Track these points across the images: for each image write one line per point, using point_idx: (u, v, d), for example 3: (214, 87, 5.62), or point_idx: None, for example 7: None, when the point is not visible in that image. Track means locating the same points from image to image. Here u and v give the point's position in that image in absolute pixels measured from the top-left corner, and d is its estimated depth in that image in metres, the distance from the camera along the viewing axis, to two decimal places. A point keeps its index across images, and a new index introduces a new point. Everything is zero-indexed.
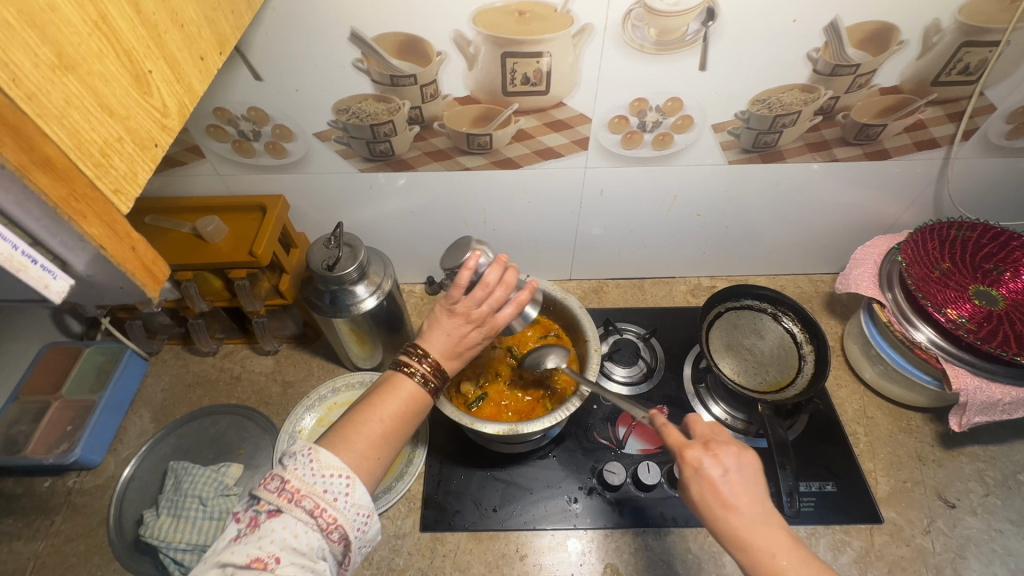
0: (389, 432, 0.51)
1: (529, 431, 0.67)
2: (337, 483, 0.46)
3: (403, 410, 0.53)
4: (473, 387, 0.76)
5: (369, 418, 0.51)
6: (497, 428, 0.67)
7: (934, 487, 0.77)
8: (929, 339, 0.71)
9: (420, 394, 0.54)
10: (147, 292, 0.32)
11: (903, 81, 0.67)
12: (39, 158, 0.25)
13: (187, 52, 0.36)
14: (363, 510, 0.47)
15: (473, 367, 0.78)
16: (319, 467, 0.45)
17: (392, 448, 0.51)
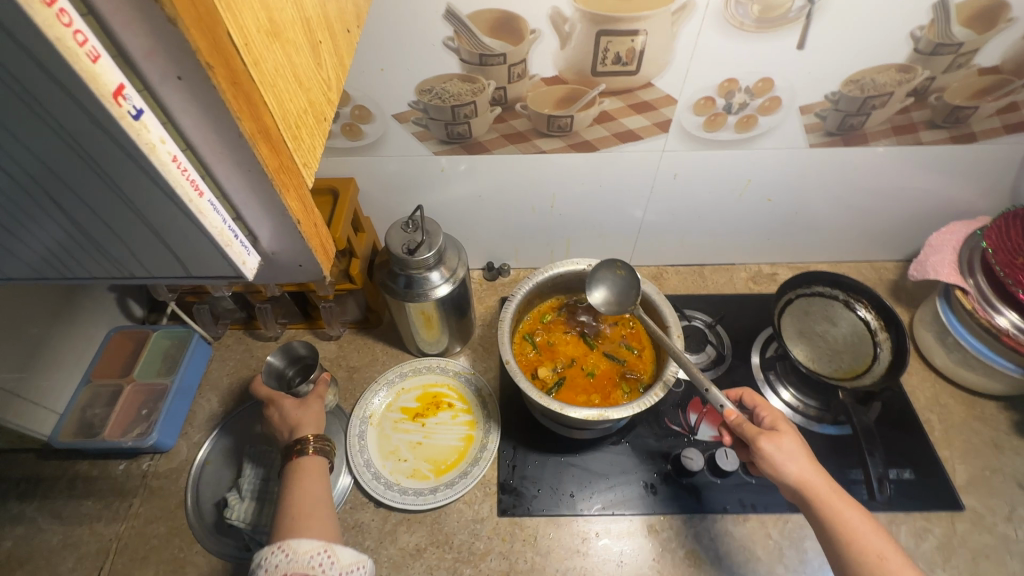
0: (312, 498, 0.63)
1: (618, 417, 0.66)
2: (279, 555, 0.56)
3: (316, 474, 0.66)
4: (550, 371, 0.77)
5: (299, 500, 0.63)
6: (586, 413, 0.66)
7: (1013, 475, 0.76)
8: (1013, 324, 0.71)
9: (318, 460, 0.68)
10: (321, 270, 0.31)
11: (1004, 60, 0.65)
12: (263, 127, 0.23)
13: (341, 24, 0.35)
14: (315, 550, 0.57)
15: (547, 348, 0.80)
16: (267, 560, 0.56)
17: (325, 502, 0.64)
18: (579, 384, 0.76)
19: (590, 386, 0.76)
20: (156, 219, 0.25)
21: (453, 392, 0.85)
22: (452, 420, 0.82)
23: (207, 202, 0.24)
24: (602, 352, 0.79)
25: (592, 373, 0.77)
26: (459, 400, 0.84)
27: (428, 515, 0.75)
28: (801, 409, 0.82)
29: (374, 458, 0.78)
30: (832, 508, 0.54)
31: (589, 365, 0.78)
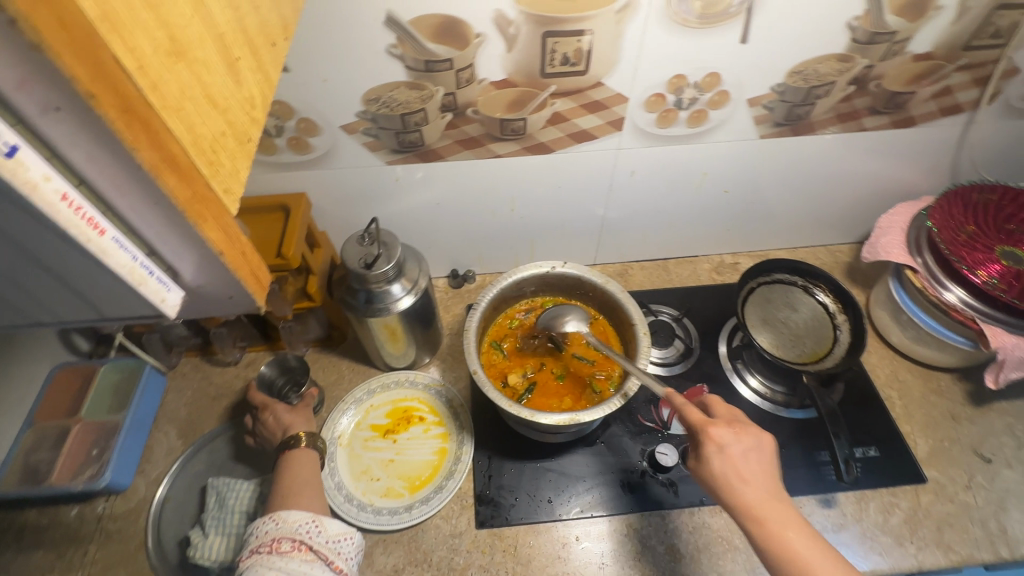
0: (305, 480, 0.64)
1: (590, 419, 0.65)
2: (269, 524, 0.58)
3: (308, 463, 0.67)
4: (520, 377, 0.76)
5: (293, 483, 0.63)
6: (557, 418, 0.65)
7: (970, 443, 0.79)
8: (960, 299, 0.73)
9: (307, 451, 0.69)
10: (255, 300, 0.29)
11: (936, 46, 0.67)
12: (169, 156, 0.22)
13: (262, 36, 0.33)
14: (304, 518, 0.59)
15: (516, 355, 0.79)
16: (259, 529, 0.58)
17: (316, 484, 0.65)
18: (549, 389, 0.76)
19: (560, 389, 0.76)
20: (55, 261, 0.23)
21: (423, 405, 0.83)
22: (424, 434, 0.80)
23: (110, 240, 0.22)
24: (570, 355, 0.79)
25: (560, 377, 0.77)
26: (430, 413, 0.82)
27: (404, 534, 0.73)
28: (769, 395, 0.83)
29: (345, 480, 0.75)
30: (791, 555, 0.49)
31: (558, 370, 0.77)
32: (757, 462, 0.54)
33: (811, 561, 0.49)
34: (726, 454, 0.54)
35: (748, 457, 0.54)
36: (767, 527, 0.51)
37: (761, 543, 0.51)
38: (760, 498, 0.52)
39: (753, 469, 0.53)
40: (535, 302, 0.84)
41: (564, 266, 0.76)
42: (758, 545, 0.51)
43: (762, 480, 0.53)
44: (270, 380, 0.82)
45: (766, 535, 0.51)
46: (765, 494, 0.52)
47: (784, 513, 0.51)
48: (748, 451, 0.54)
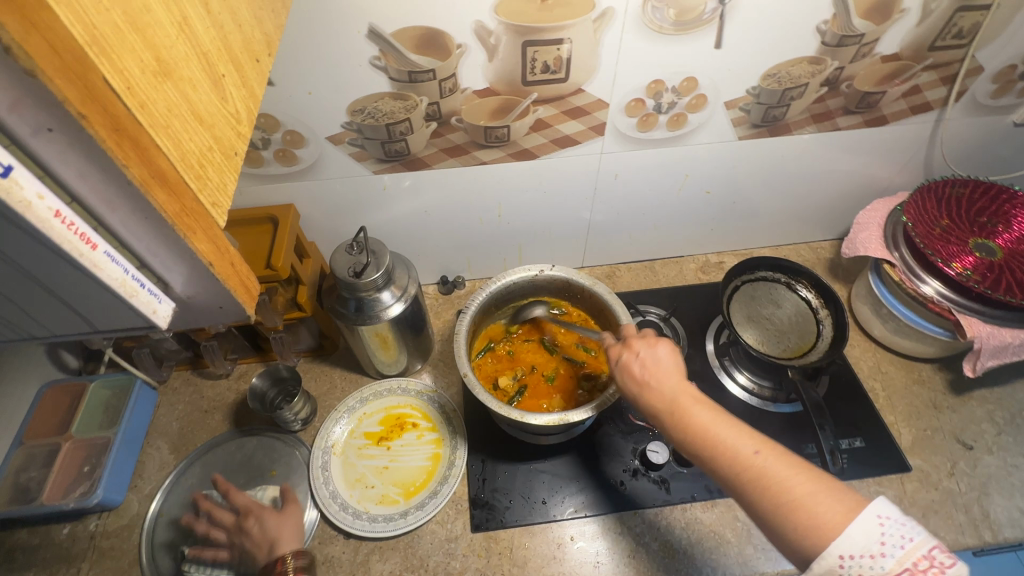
0: None
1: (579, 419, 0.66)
2: None
3: None
4: (510, 379, 0.77)
5: None
6: (547, 419, 0.65)
7: (952, 431, 0.81)
8: (937, 291, 0.75)
9: None
10: (245, 309, 0.30)
11: (903, 47, 0.70)
12: (158, 171, 0.23)
13: (246, 54, 0.34)
14: None
15: (505, 357, 0.81)
16: None
17: None
18: (541, 392, 0.77)
19: (552, 391, 0.77)
20: (46, 276, 0.24)
21: (416, 411, 0.84)
22: (417, 440, 0.81)
23: (103, 254, 0.23)
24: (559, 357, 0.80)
25: (551, 379, 0.78)
26: (424, 419, 0.83)
27: (400, 540, 0.73)
28: (756, 391, 0.85)
29: (340, 488, 0.76)
30: (698, 433, 0.48)
31: (548, 372, 0.79)
32: (653, 359, 0.55)
33: (711, 431, 0.48)
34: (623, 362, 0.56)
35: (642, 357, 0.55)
36: (672, 413, 0.51)
37: (670, 432, 0.51)
38: (659, 390, 0.52)
39: (653, 370, 0.54)
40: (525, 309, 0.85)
41: (553, 268, 0.77)
42: (668, 434, 0.51)
43: (660, 376, 0.53)
44: (262, 392, 0.81)
45: (671, 421, 0.50)
46: (661, 385, 0.52)
47: (682, 394, 0.51)
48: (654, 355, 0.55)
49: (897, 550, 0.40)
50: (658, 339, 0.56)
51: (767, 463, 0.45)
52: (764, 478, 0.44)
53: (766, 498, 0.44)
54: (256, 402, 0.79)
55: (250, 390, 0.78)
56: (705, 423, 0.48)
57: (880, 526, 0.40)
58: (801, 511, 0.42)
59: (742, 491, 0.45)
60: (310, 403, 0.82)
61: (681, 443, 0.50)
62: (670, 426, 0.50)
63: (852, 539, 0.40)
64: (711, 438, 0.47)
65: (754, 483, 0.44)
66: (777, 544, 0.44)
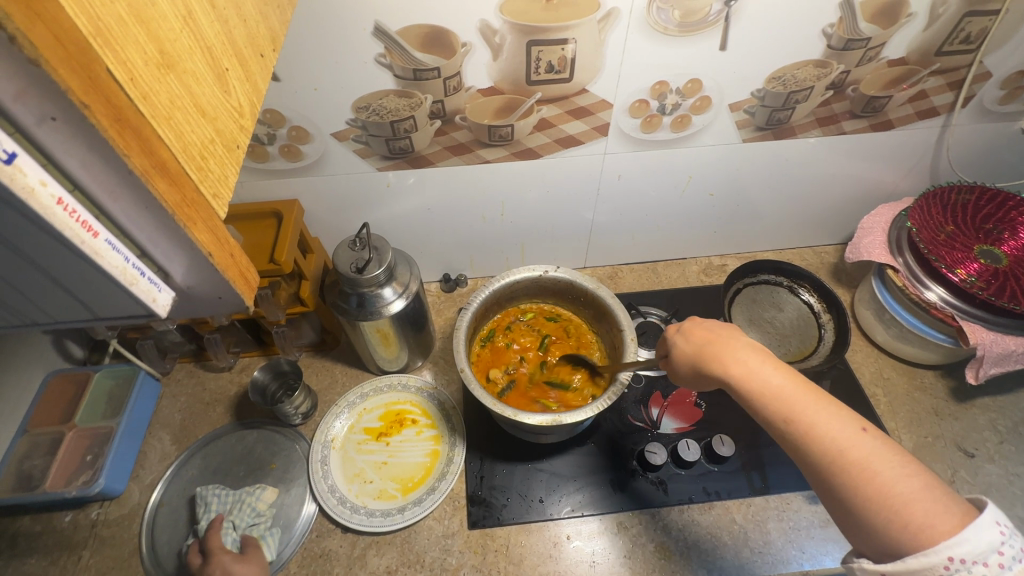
0: None
1: (572, 420, 0.66)
2: None
3: None
4: (501, 374, 0.79)
5: None
6: (542, 419, 0.65)
7: (954, 439, 0.80)
8: (941, 297, 0.75)
9: None
10: (243, 300, 0.30)
11: (910, 52, 0.70)
12: (158, 161, 0.23)
13: (250, 48, 0.34)
14: None
15: (506, 351, 0.81)
16: None
17: None
18: (523, 393, 0.77)
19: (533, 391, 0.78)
20: (48, 263, 0.24)
21: (416, 408, 0.84)
22: (416, 436, 0.81)
23: (104, 242, 0.23)
24: (554, 364, 0.80)
25: (537, 384, 0.78)
26: (423, 415, 0.83)
27: (397, 535, 0.73)
28: None
29: (338, 483, 0.76)
30: (790, 410, 0.46)
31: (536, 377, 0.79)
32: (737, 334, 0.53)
33: (807, 410, 0.45)
34: (688, 330, 0.57)
35: (722, 328, 0.54)
36: (757, 385, 0.48)
37: (754, 405, 0.48)
38: (745, 361, 0.50)
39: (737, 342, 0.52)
40: (552, 312, 0.85)
41: (556, 270, 0.77)
42: (752, 407, 0.49)
43: (743, 346, 0.51)
44: (264, 385, 0.81)
45: (757, 392, 0.48)
46: (747, 356, 0.50)
47: (772, 368, 0.49)
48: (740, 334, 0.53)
49: (1015, 563, 0.36)
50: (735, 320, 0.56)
51: (871, 450, 0.42)
52: (867, 465, 0.41)
53: (863, 488, 0.40)
54: (257, 395, 0.80)
55: (251, 384, 0.79)
56: (800, 400, 0.46)
57: (1000, 535, 0.37)
58: (909, 508, 0.39)
59: (832, 477, 0.42)
60: (311, 399, 0.83)
61: (767, 418, 0.47)
62: (756, 399, 0.48)
63: (968, 544, 0.36)
64: (806, 417, 0.44)
65: (854, 470, 0.41)
66: (865, 540, 0.41)
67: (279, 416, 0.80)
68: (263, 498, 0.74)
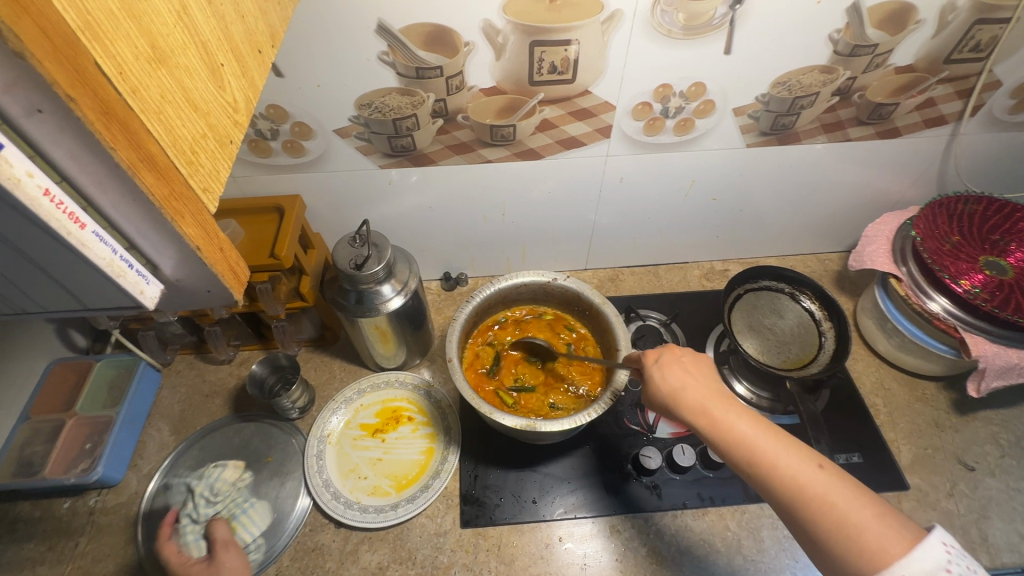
0: None
1: (546, 429, 0.66)
2: None
3: None
4: (491, 354, 0.81)
5: None
6: (514, 421, 0.66)
7: (954, 452, 0.79)
8: (944, 308, 0.74)
9: None
10: (232, 295, 0.31)
11: (918, 59, 0.69)
12: (146, 156, 0.23)
13: (247, 44, 0.34)
14: None
15: (510, 338, 0.83)
16: None
17: None
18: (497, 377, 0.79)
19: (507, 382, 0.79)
20: (38, 254, 0.25)
21: (412, 405, 0.84)
22: (412, 433, 0.81)
23: (91, 234, 0.24)
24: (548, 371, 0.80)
25: (516, 376, 0.80)
26: (419, 413, 0.83)
27: (390, 532, 0.74)
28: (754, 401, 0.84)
29: (333, 478, 0.76)
30: (752, 446, 0.47)
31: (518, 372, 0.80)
32: (696, 367, 0.55)
33: (766, 445, 0.47)
34: (664, 365, 0.55)
35: (688, 365, 0.54)
36: (723, 425, 0.49)
37: (719, 446, 0.49)
38: (710, 402, 0.51)
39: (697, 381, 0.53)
40: (578, 325, 0.83)
41: (565, 279, 0.77)
42: (717, 448, 0.50)
43: (707, 386, 0.52)
44: (262, 379, 0.82)
45: (722, 435, 0.49)
46: (712, 396, 0.51)
47: (735, 407, 0.50)
48: (697, 370, 0.54)
49: None
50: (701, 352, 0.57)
51: (828, 482, 0.44)
52: (825, 500, 0.43)
53: (826, 523, 0.42)
54: (255, 389, 0.81)
55: (250, 377, 0.79)
56: (758, 437, 0.48)
57: (946, 553, 0.39)
58: (863, 534, 0.41)
59: (794, 508, 0.44)
60: (309, 394, 0.84)
61: (731, 458, 0.49)
62: (720, 440, 0.49)
63: (918, 564, 0.38)
64: (766, 454, 0.47)
65: (814, 506, 0.43)
66: (831, 572, 0.42)
67: (276, 409, 0.81)
68: (224, 477, 0.75)
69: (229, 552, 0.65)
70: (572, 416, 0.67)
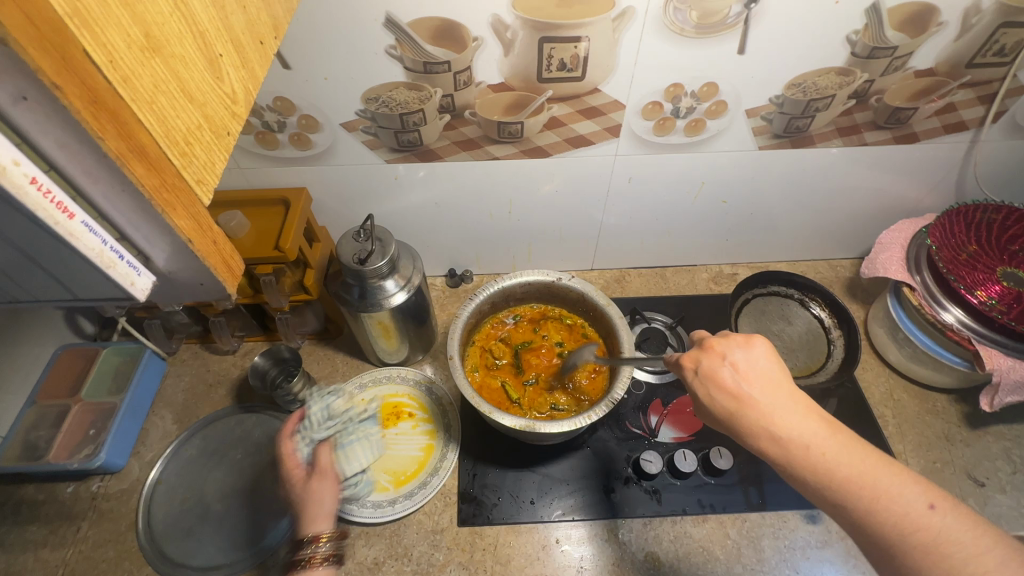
0: None
1: (547, 430, 0.65)
2: None
3: None
4: (500, 347, 0.81)
5: None
6: (514, 421, 0.65)
7: (964, 466, 0.78)
8: (958, 319, 0.72)
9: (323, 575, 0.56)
10: (226, 288, 0.30)
11: (939, 63, 0.67)
12: (136, 146, 0.23)
13: (249, 35, 0.34)
14: None
15: (519, 334, 0.83)
16: None
17: None
18: (501, 372, 0.80)
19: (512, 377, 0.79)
20: (27, 244, 0.25)
21: (413, 401, 0.84)
22: (411, 430, 0.81)
23: (80, 224, 0.23)
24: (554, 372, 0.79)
25: (519, 370, 0.80)
26: (419, 410, 0.83)
27: (387, 527, 0.74)
28: None
29: None
30: (846, 481, 0.40)
31: (524, 368, 0.79)
32: (755, 372, 0.44)
33: (864, 476, 0.40)
34: (707, 376, 0.46)
35: (740, 373, 0.44)
36: (810, 458, 0.41)
37: (799, 476, 0.42)
38: (782, 425, 0.42)
39: (764, 391, 0.43)
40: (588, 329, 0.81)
41: (570, 279, 0.76)
42: (794, 476, 0.42)
43: (778, 400, 0.43)
44: (264, 371, 0.82)
45: (808, 466, 0.41)
46: (784, 412, 0.42)
47: (816, 426, 0.42)
48: (761, 376, 0.44)
49: None
50: (749, 344, 0.46)
51: (943, 521, 0.38)
52: (940, 546, 0.37)
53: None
54: (256, 380, 0.81)
55: (251, 369, 0.80)
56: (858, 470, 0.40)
57: None
58: None
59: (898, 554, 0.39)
60: (311, 387, 0.84)
61: (817, 491, 0.41)
62: (804, 471, 0.41)
63: None
64: (871, 491, 0.39)
65: (928, 553, 0.37)
66: None
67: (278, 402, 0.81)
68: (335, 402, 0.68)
69: (323, 487, 0.60)
70: (573, 417, 0.66)
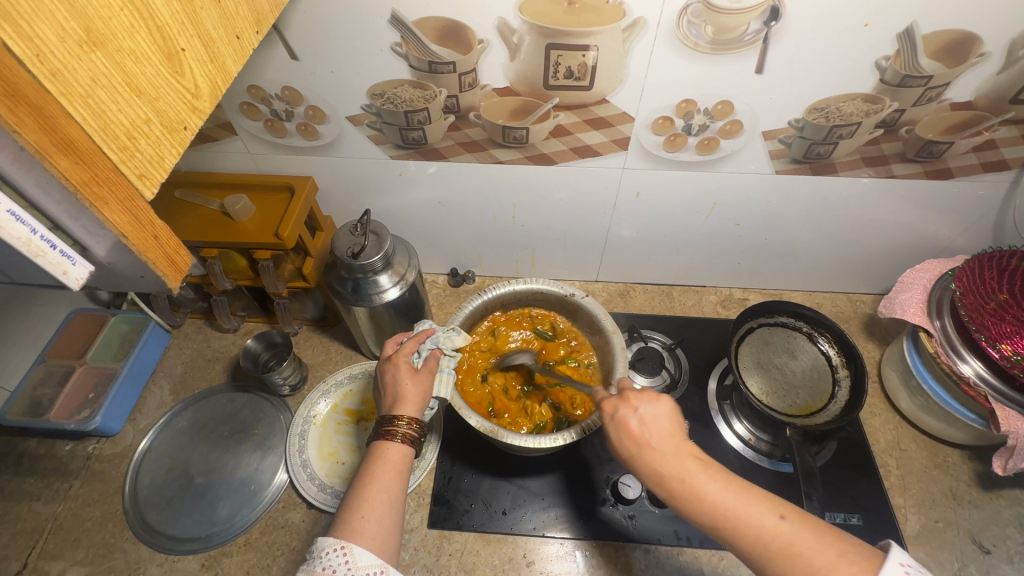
0: (386, 501, 0.50)
1: (511, 440, 0.64)
2: (334, 556, 0.45)
3: (394, 468, 0.54)
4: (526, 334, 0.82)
5: (370, 496, 0.50)
6: (480, 422, 0.65)
7: (969, 529, 0.72)
8: (977, 373, 0.67)
9: (405, 454, 0.55)
10: (166, 281, 0.31)
11: (979, 96, 0.62)
12: (60, 139, 0.23)
13: (222, 30, 0.34)
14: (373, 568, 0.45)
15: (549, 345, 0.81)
16: (355, 566, 0.44)
17: (398, 502, 0.51)
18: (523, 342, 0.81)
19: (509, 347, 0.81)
20: None
21: None
22: None
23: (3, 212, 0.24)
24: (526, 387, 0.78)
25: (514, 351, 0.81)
26: None
27: None
28: (752, 442, 0.80)
29: (312, 459, 0.77)
30: (708, 507, 0.42)
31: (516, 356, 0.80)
32: (653, 417, 0.48)
33: (720, 500, 0.42)
34: (619, 421, 0.49)
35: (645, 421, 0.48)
36: (683, 488, 0.44)
37: (684, 510, 0.44)
38: (660, 468, 0.45)
39: (649, 424, 0.47)
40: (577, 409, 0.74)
41: (585, 296, 0.75)
42: (679, 508, 0.44)
43: (662, 443, 0.46)
44: (256, 354, 0.84)
45: (685, 498, 0.43)
46: (658, 447, 0.46)
47: (688, 462, 0.44)
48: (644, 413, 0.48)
49: None
50: (656, 398, 0.49)
51: (794, 530, 0.40)
52: (793, 553, 0.39)
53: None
54: (249, 362, 0.83)
55: (244, 352, 0.81)
56: (721, 495, 0.42)
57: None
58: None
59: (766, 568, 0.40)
60: (302, 374, 0.85)
61: (694, 519, 0.43)
62: (682, 503, 0.44)
63: None
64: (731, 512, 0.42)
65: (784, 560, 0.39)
66: None
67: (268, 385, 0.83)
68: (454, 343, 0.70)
69: (410, 387, 0.61)
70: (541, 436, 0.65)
